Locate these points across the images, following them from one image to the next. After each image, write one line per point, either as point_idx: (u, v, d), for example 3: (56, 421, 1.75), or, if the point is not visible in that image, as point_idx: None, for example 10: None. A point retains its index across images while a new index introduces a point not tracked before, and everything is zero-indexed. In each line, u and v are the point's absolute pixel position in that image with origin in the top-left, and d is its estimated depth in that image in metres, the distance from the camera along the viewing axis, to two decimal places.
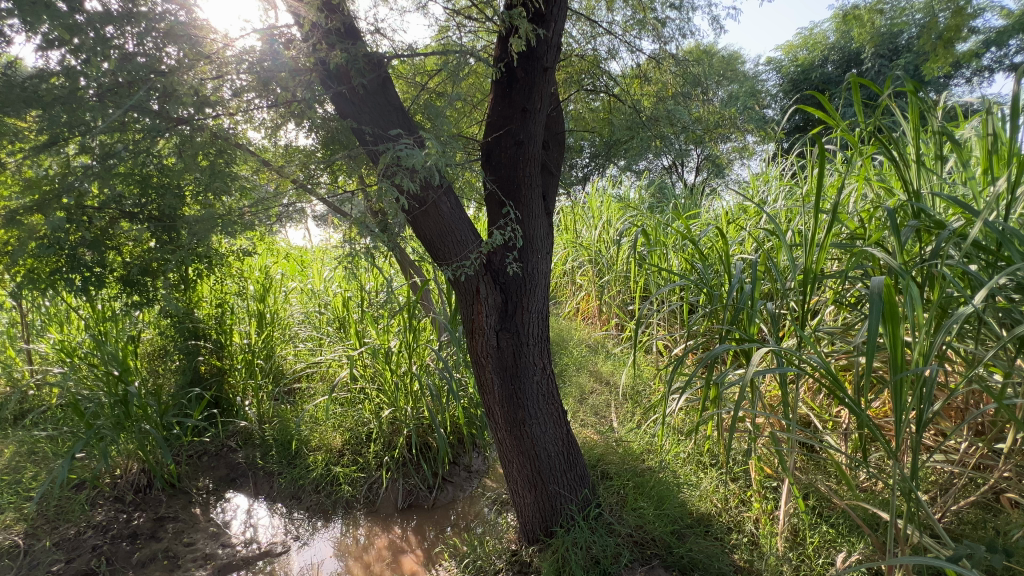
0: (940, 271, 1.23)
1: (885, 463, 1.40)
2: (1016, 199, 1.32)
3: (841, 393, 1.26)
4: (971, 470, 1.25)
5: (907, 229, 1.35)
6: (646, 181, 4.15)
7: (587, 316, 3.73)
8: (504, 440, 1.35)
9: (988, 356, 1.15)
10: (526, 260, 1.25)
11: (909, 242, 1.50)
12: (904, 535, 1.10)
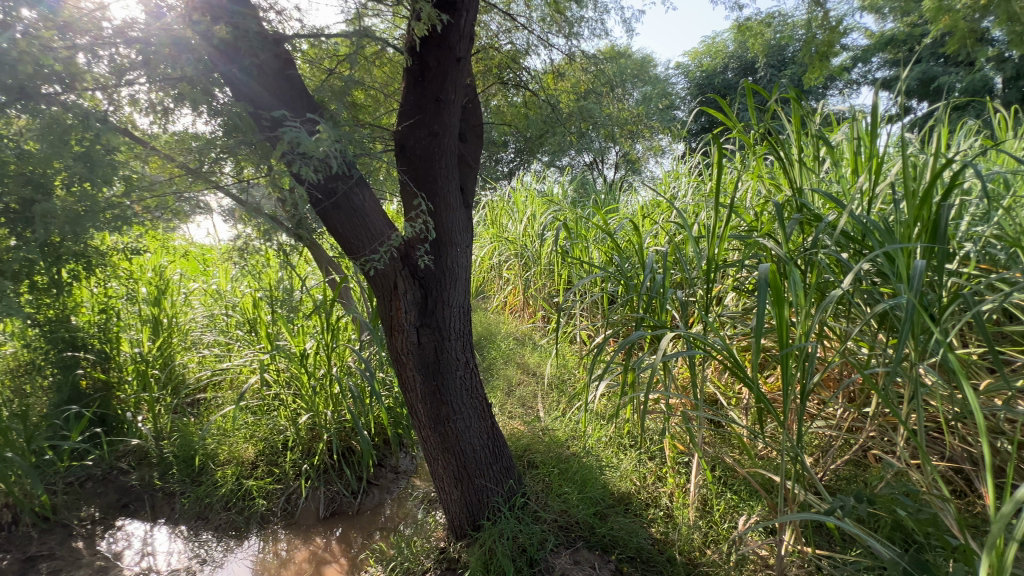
0: (818, 258, 1.38)
1: (778, 433, 1.56)
2: (875, 195, 1.51)
3: (739, 372, 1.38)
4: (844, 432, 1.43)
5: (792, 221, 1.50)
6: (568, 176, 4.28)
7: (514, 309, 3.78)
8: (428, 438, 1.32)
9: (857, 332, 1.31)
10: (444, 254, 1.23)
11: (794, 233, 1.67)
12: (793, 495, 1.23)
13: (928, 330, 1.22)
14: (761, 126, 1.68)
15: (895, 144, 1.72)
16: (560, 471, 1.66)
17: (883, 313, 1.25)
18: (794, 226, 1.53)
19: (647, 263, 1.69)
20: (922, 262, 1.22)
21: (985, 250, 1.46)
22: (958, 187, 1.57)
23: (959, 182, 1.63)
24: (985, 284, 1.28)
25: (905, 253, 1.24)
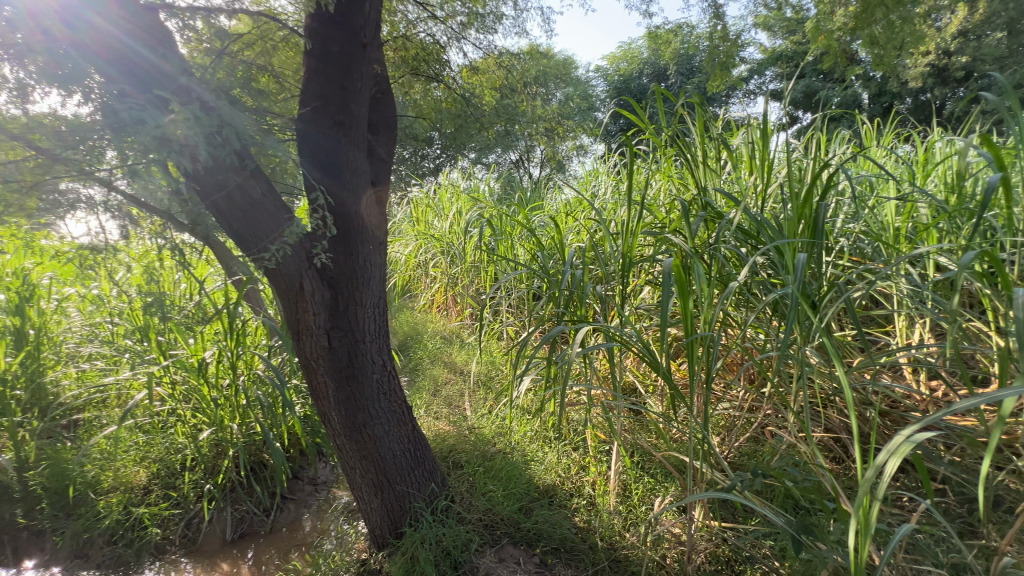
0: (719, 253, 1.49)
1: (688, 417, 1.66)
2: (767, 195, 1.66)
3: (652, 362, 1.46)
4: (743, 413, 1.56)
5: (697, 218, 1.61)
6: (494, 173, 4.28)
7: (442, 307, 3.72)
8: (344, 446, 1.26)
9: (753, 320, 1.43)
10: (355, 251, 1.17)
11: (699, 230, 1.79)
12: (701, 474, 1.31)
13: (811, 316, 1.36)
14: (670, 128, 1.78)
15: (784, 148, 1.91)
16: (486, 469, 1.65)
17: (774, 303, 1.37)
18: (699, 223, 1.64)
19: (568, 258, 1.73)
20: (805, 256, 1.35)
21: (856, 244, 1.65)
22: (835, 188, 1.77)
23: (836, 183, 1.83)
24: (855, 274, 1.44)
25: (791, 248, 1.37)
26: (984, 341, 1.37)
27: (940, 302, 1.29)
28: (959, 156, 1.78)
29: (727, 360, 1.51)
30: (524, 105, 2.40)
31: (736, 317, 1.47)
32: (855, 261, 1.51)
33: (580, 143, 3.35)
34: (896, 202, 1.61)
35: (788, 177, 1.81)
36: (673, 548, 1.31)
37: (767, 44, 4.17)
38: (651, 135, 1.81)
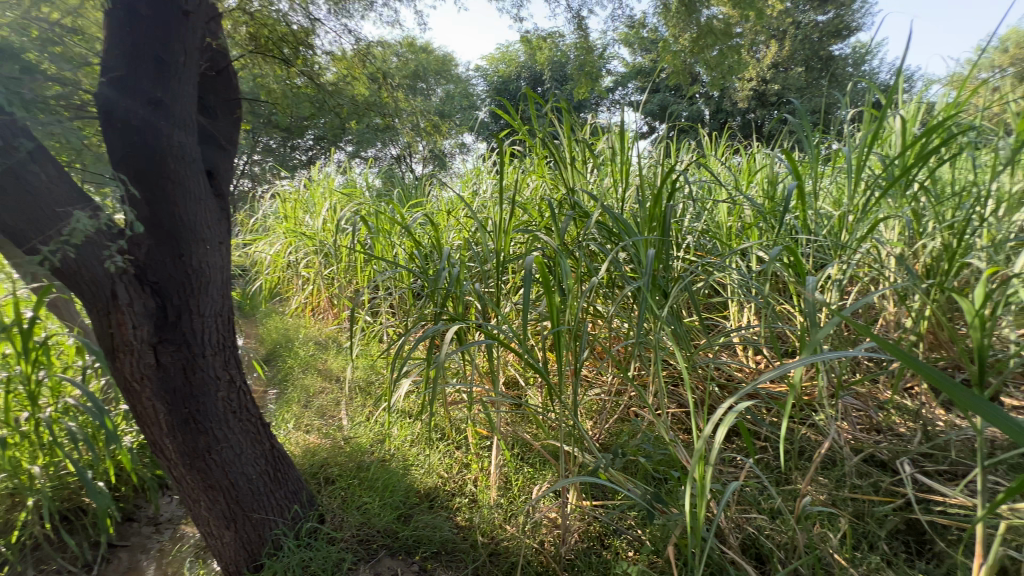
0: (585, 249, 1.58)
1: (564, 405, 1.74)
2: (626, 196, 1.81)
3: (526, 355, 1.50)
4: (611, 397, 1.67)
5: (567, 216, 1.70)
6: (372, 168, 4.09)
7: (316, 310, 3.45)
8: (183, 477, 1.09)
9: (616, 311, 1.54)
10: (186, 251, 1.02)
11: (570, 228, 1.89)
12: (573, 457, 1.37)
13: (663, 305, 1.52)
14: (540, 130, 1.86)
15: (640, 154, 2.10)
16: (364, 479, 1.57)
17: (631, 295, 1.50)
18: (567, 221, 1.73)
19: (444, 255, 1.70)
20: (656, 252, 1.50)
21: (698, 241, 1.88)
22: (681, 190, 2.00)
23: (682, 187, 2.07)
24: (697, 267, 1.64)
25: (644, 245, 1.51)
26: (789, 321, 1.66)
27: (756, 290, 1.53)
28: (771, 167, 2.13)
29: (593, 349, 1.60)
30: (398, 99, 2.32)
31: (601, 309, 1.58)
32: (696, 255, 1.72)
33: (461, 140, 3.34)
34: (726, 204, 1.87)
35: (643, 180, 2.00)
36: (550, 532, 1.36)
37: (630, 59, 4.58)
38: (522, 137, 1.86)
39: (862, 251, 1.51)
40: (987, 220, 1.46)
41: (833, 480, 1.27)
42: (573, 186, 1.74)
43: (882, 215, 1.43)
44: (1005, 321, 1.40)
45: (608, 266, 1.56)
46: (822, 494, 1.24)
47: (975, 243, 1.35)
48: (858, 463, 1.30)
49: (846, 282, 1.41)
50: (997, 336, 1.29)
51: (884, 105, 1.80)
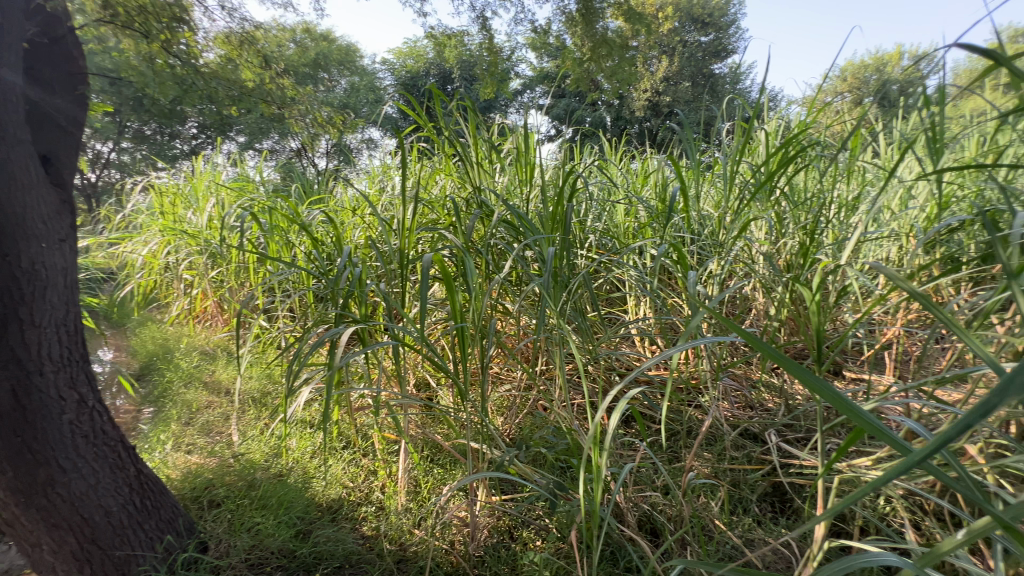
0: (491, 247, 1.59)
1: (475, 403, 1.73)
2: (531, 195, 1.84)
3: (430, 354, 1.46)
4: (519, 392, 1.69)
5: (473, 215, 1.70)
6: (268, 162, 3.77)
7: (202, 316, 3.09)
8: (17, 516, 0.92)
9: (522, 308, 1.56)
10: (5, 249, 0.86)
11: (477, 227, 1.88)
12: (482, 454, 1.37)
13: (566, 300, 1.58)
14: (445, 128, 1.84)
15: (545, 155, 2.17)
16: (256, 499, 1.44)
17: (536, 291, 1.54)
18: (474, 220, 1.73)
19: (345, 254, 1.61)
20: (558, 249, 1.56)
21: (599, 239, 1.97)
22: (583, 191, 2.09)
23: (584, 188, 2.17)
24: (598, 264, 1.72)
25: (548, 242, 1.56)
26: (678, 312, 1.81)
27: (649, 284, 1.65)
28: (662, 171, 2.31)
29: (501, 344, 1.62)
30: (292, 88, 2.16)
31: (508, 305, 1.61)
32: (596, 253, 1.81)
33: (365, 135, 3.20)
34: (623, 205, 1.99)
35: (548, 180, 2.06)
36: (459, 531, 1.34)
37: (536, 64, 4.72)
38: (427, 133, 1.83)
39: (736, 248, 1.69)
40: (830, 222, 1.72)
41: (715, 454, 1.40)
42: (479, 185, 1.75)
43: (751, 216, 1.62)
44: (844, 308, 1.65)
45: (514, 264, 1.59)
46: (707, 468, 1.37)
47: (821, 241, 1.58)
48: (735, 437, 1.45)
49: (723, 276, 1.57)
50: (838, 320, 1.51)
51: (752, 119, 2.04)
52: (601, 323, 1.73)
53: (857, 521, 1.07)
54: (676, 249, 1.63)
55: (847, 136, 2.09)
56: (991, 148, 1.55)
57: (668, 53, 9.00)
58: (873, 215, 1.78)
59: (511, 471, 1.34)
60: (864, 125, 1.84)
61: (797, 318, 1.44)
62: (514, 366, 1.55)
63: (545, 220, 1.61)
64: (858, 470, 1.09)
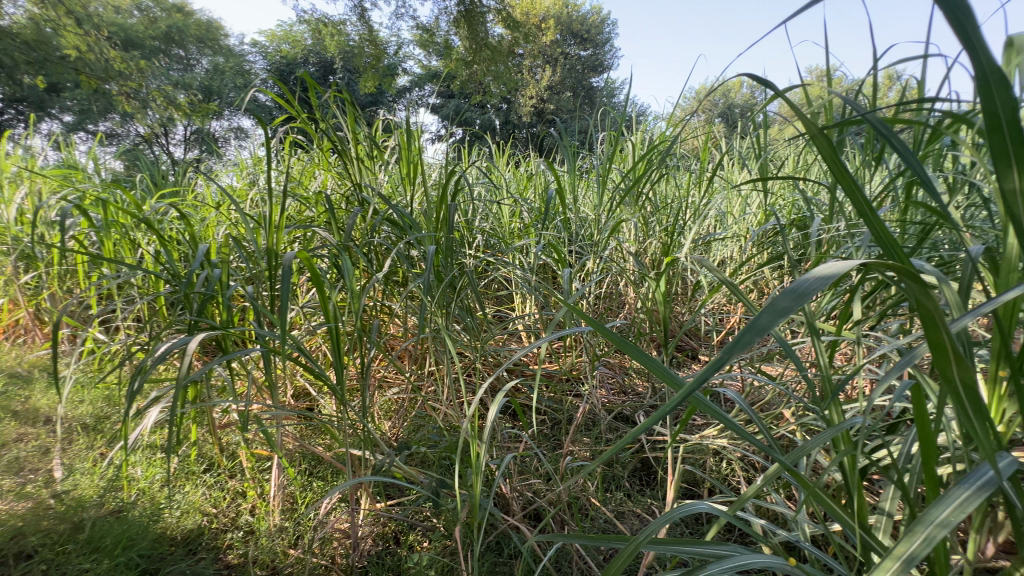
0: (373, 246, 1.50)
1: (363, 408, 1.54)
2: (416, 195, 1.78)
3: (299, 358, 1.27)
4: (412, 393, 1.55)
5: (351, 211, 1.60)
6: (102, 148, 3.18)
7: (6, 332, 2.49)
8: None
9: (405, 308, 1.50)
10: None
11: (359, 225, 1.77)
12: (363, 459, 1.28)
13: (449, 298, 1.57)
14: (319, 118, 1.72)
15: (430, 154, 2.14)
16: (83, 543, 1.06)
17: (419, 289, 1.50)
18: (352, 216, 1.64)
19: (199, 252, 1.40)
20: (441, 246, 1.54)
21: (485, 240, 1.98)
22: (469, 191, 2.10)
23: (470, 188, 2.17)
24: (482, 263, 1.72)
25: (429, 239, 1.53)
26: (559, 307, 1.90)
27: (531, 280, 1.70)
28: (544, 175, 2.41)
29: (384, 344, 1.54)
30: None
31: (391, 304, 1.54)
32: (481, 251, 1.83)
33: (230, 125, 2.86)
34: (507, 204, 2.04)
35: (432, 179, 2.03)
36: (339, 546, 1.16)
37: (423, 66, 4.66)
38: (298, 123, 1.70)
39: (608, 246, 1.82)
40: (685, 223, 1.93)
41: (592, 437, 1.49)
42: (358, 179, 1.66)
43: (620, 215, 1.75)
44: (698, 300, 1.86)
45: (396, 261, 1.53)
46: (586, 451, 1.45)
47: (677, 239, 1.77)
48: (609, 420, 1.55)
49: (597, 271, 1.68)
50: (691, 309, 1.70)
51: (620, 130, 2.22)
52: (486, 320, 1.75)
53: (707, 484, 1.20)
54: (555, 245, 1.71)
55: (697, 149, 2.38)
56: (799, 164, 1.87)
57: (552, 66, 9.50)
58: (718, 218, 2.04)
59: (396, 476, 1.26)
60: (709, 140, 2.11)
61: (658, 307, 1.60)
62: (398, 366, 1.49)
63: (426, 217, 1.58)
64: (705, 438, 1.23)
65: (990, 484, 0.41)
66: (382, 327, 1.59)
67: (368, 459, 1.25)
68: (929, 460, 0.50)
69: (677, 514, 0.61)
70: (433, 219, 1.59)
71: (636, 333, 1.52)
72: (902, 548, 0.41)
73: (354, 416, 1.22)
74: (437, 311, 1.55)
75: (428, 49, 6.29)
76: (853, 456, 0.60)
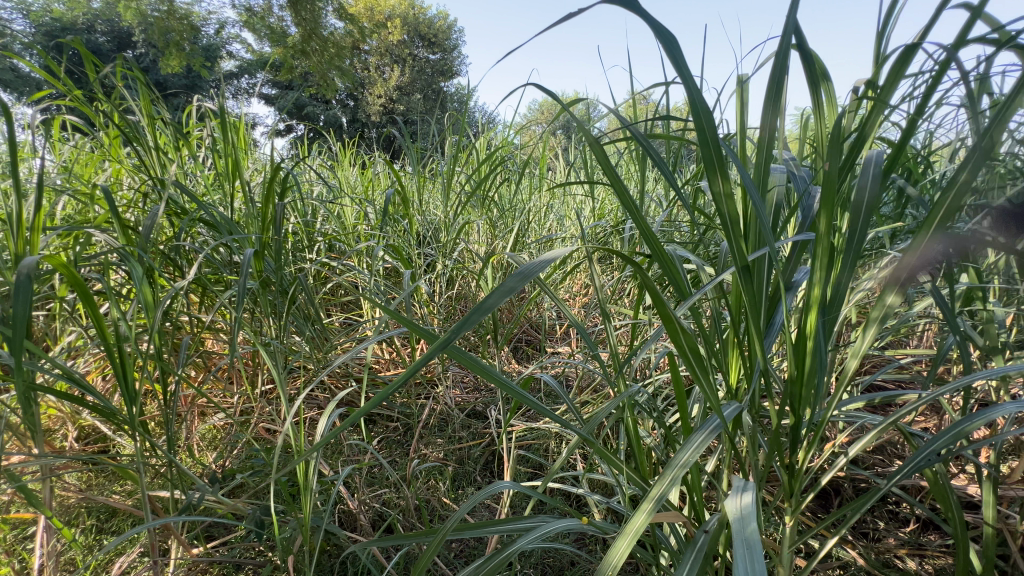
0: (180, 252, 1.18)
1: (181, 442, 1.15)
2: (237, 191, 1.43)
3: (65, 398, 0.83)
4: (243, 420, 1.20)
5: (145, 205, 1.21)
6: None
7: None
8: None
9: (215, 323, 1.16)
10: None
11: (161, 228, 1.39)
12: (174, 499, 0.93)
13: (283, 307, 1.24)
14: (95, 93, 1.33)
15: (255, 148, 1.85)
16: None
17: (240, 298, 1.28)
18: (146, 210, 1.24)
19: None
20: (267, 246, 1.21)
21: (328, 245, 1.74)
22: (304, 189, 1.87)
23: (305, 186, 1.94)
24: (315, 265, 1.43)
25: (252, 242, 1.28)
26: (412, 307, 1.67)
27: (373, 269, 1.43)
28: (391, 175, 2.28)
29: (203, 363, 1.26)
30: None
31: (205, 323, 1.24)
32: (319, 254, 1.64)
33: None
34: (350, 205, 1.87)
35: (259, 175, 1.73)
36: None
37: (249, 53, 4.09)
38: (64, 96, 1.29)
39: (457, 248, 1.71)
40: (531, 224, 1.99)
41: (443, 436, 1.19)
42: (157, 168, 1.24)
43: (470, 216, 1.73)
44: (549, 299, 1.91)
45: (208, 267, 1.28)
46: (438, 451, 1.14)
47: (525, 239, 1.82)
48: (458, 416, 1.26)
49: (447, 272, 1.64)
50: (537, 304, 1.67)
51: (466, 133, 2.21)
52: (328, 329, 1.57)
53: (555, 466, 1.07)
54: (402, 247, 1.61)
55: (538, 157, 2.50)
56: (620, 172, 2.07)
57: (400, 67, 9.25)
58: (559, 221, 2.15)
59: (219, 514, 0.96)
60: (548, 146, 2.22)
61: (510, 310, 1.57)
62: (221, 382, 1.20)
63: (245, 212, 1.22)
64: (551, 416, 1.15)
65: (715, 428, 0.51)
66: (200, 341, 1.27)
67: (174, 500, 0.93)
68: (682, 413, 0.61)
69: (478, 499, 0.66)
70: (257, 218, 1.23)
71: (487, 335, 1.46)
72: (656, 490, 0.48)
73: (156, 444, 0.89)
74: (265, 326, 1.29)
75: (258, 33, 5.60)
76: (631, 420, 0.69)
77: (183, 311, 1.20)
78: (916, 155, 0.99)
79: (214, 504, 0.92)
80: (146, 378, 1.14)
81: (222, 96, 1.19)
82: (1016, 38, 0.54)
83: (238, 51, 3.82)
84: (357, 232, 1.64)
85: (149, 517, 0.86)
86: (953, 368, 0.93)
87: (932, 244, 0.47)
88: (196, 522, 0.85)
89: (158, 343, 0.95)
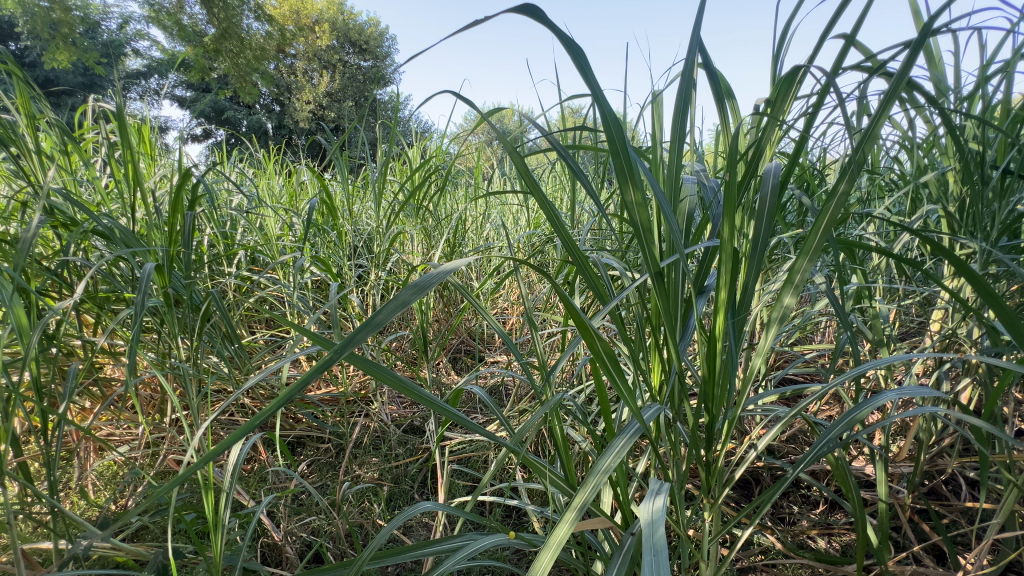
0: (71, 265, 1.01)
1: (68, 485, 0.98)
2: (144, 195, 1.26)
3: None
4: (144, 453, 1.04)
5: (22, 217, 1.01)
6: None
7: None
8: None
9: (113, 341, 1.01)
10: None
11: (42, 235, 1.18)
12: (56, 551, 0.77)
13: (194, 325, 1.09)
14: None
15: (161, 152, 1.65)
16: None
17: (143, 318, 1.13)
18: (25, 218, 1.05)
19: None
20: (176, 259, 1.04)
21: (249, 256, 1.59)
22: (221, 199, 1.70)
23: (222, 196, 1.76)
24: (233, 281, 1.30)
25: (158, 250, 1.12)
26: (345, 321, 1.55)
27: (298, 278, 1.27)
28: (319, 184, 2.14)
29: (99, 392, 1.09)
30: None
31: (96, 344, 1.07)
32: (237, 269, 1.49)
33: None
34: (274, 216, 1.72)
35: (168, 179, 1.54)
36: None
37: (156, 52, 3.67)
38: None
39: (392, 259, 1.64)
40: (468, 234, 1.95)
41: (379, 455, 1.08)
42: (40, 173, 1.02)
43: (405, 226, 1.66)
44: None
45: (103, 282, 1.11)
46: (372, 471, 1.03)
47: (462, 249, 1.77)
48: (394, 431, 1.15)
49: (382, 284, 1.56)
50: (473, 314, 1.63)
51: (400, 141, 2.12)
52: (248, 348, 1.44)
53: (500, 476, 1.00)
54: (331, 260, 1.50)
55: (473, 168, 2.45)
56: (554, 183, 2.09)
57: (331, 76, 8.89)
58: (496, 231, 2.13)
59: (117, 562, 0.82)
60: (483, 158, 2.20)
61: (446, 322, 1.53)
62: (121, 413, 1.05)
63: (147, 221, 1.01)
64: (492, 425, 1.08)
65: (635, 432, 0.52)
66: (94, 367, 1.09)
67: (62, 549, 0.78)
68: (606, 418, 0.61)
69: (401, 519, 0.64)
70: (163, 228, 1.04)
71: (422, 346, 1.40)
72: (579, 499, 0.48)
73: (35, 489, 0.74)
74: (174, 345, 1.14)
75: (168, 28, 5.10)
76: (557, 428, 0.68)
77: (74, 333, 1.03)
78: (813, 169, 1.08)
79: (110, 549, 0.78)
80: (33, 415, 0.97)
81: (122, 85, 0.98)
82: (883, 65, 0.60)
83: (140, 49, 3.43)
84: (280, 243, 1.51)
85: (24, 575, 0.71)
86: (850, 360, 1.02)
87: (820, 248, 0.50)
88: (85, 574, 0.72)
89: (36, 373, 0.80)
